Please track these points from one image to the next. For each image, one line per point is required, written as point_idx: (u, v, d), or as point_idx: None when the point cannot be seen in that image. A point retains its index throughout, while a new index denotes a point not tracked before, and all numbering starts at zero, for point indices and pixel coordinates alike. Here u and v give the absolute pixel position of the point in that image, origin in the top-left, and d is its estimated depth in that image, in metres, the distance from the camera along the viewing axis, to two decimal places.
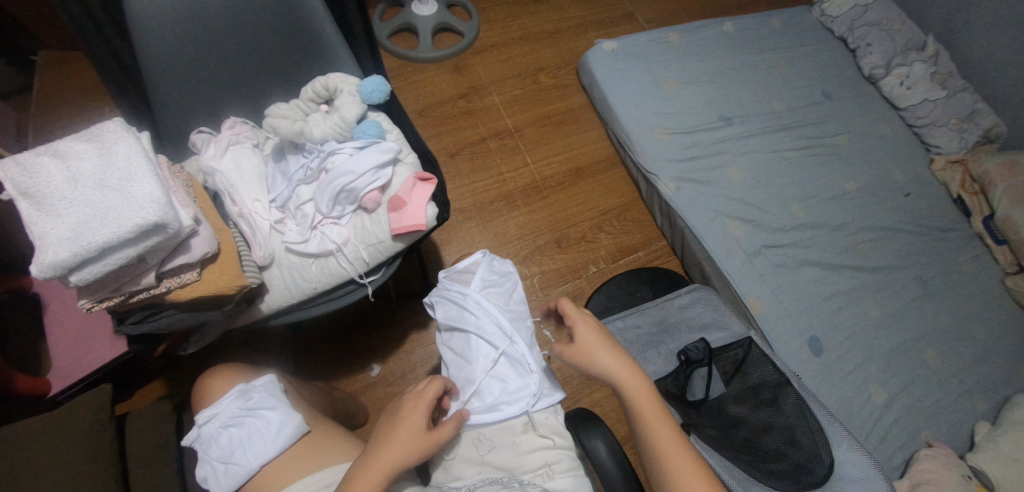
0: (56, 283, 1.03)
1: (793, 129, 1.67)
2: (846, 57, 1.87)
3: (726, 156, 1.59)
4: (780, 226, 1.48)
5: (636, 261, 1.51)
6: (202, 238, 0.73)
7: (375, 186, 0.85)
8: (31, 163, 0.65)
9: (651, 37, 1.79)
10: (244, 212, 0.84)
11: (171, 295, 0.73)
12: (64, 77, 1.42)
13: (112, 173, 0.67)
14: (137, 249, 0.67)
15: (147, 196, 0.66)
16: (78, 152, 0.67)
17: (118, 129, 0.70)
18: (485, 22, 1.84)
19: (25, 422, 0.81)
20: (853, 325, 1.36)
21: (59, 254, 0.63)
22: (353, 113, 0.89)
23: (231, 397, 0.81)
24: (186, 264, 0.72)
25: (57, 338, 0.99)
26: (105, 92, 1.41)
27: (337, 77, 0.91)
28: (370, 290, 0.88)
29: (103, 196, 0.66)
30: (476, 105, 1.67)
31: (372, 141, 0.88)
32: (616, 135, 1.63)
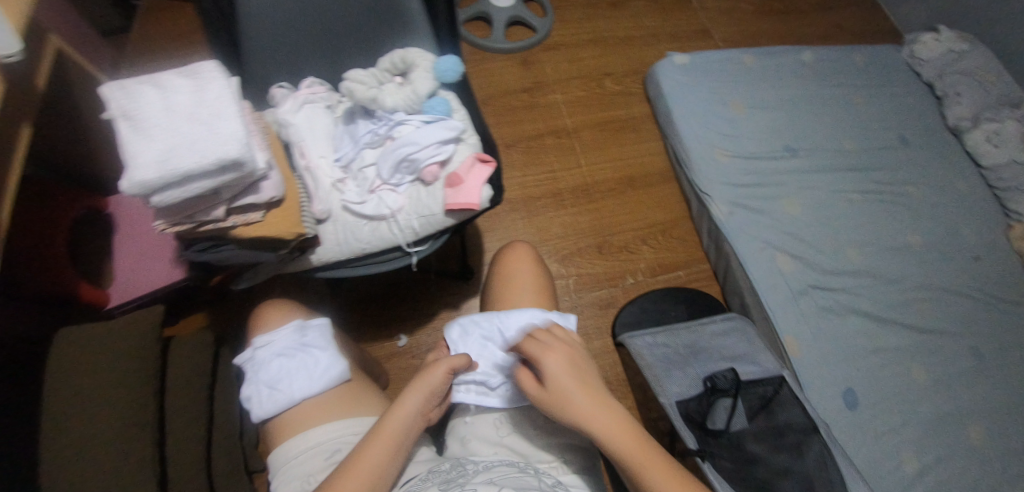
0: (128, 207, 1.09)
1: (860, 171, 1.62)
2: (930, 103, 1.78)
3: (786, 188, 1.55)
4: (832, 268, 1.44)
5: (675, 279, 1.49)
6: (271, 183, 0.77)
7: (436, 160, 0.88)
8: (134, 90, 0.70)
9: (726, 57, 1.76)
10: (310, 166, 0.88)
11: (235, 231, 0.77)
12: (159, 22, 1.52)
13: (203, 107, 0.71)
14: (214, 182, 0.70)
15: (232, 134, 0.70)
16: (176, 86, 0.72)
17: (213, 70, 0.74)
18: (559, 20, 1.86)
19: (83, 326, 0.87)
20: (895, 384, 1.31)
21: (146, 174, 0.66)
22: (426, 88, 0.91)
23: (287, 333, 0.85)
24: (253, 204, 0.76)
25: (124, 255, 1.05)
26: (192, 38, 1.50)
27: (415, 52, 0.93)
28: (414, 260, 0.90)
29: (192, 127, 0.70)
30: (539, 101, 1.68)
31: (439, 117, 0.91)
32: (675, 150, 1.62)
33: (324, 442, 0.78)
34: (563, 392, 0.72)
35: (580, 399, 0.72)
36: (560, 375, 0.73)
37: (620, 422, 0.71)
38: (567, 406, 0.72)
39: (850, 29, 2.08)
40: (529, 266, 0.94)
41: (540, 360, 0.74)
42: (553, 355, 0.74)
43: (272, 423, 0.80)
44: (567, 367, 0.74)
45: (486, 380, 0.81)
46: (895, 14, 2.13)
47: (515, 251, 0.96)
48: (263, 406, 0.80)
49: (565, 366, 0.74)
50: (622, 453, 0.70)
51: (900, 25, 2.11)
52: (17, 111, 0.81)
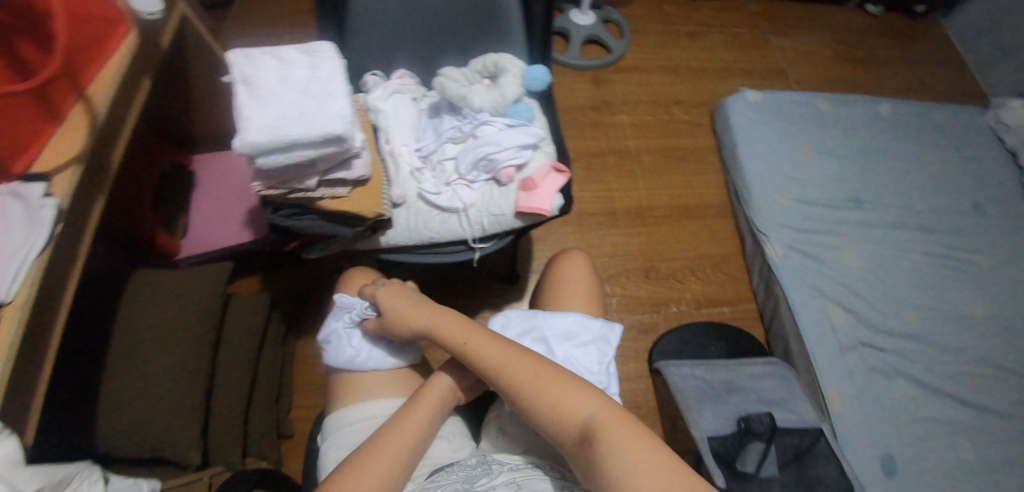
0: (208, 167, 1.16)
1: (928, 232, 1.56)
2: (1011, 173, 1.70)
3: (846, 238, 1.51)
4: (886, 327, 1.39)
5: (720, 315, 1.47)
6: (362, 161, 0.80)
7: (514, 163, 0.90)
8: (256, 57, 0.74)
9: (799, 99, 1.73)
10: (393, 152, 0.91)
11: (323, 202, 0.81)
12: (255, 4, 1.61)
13: (317, 82, 0.74)
14: (316, 153, 0.73)
15: (340, 109, 0.73)
16: (294, 59, 0.76)
17: (329, 49, 0.77)
18: (635, 44, 1.86)
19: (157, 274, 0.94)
20: (940, 457, 1.25)
21: (258, 136, 0.69)
22: (513, 92, 0.93)
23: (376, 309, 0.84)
24: (343, 179, 0.79)
25: (200, 211, 1.12)
26: (283, 23, 1.58)
27: (507, 58, 0.96)
28: (476, 256, 0.92)
29: (304, 99, 0.73)
30: (605, 120, 1.69)
31: (522, 122, 0.93)
32: (735, 185, 1.60)
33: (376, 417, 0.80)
34: (496, 368, 0.68)
35: (513, 369, 0.67)
36: (491, 352, 0.70)
37: (564, 388, 0.64)
38: (504, 380, 0.67)
39: (933, 87, 2.01)
40: (585, 275, 0.94)
41: (461, 347, 0.72)
42: (469, 337, 0.72)
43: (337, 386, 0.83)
44: (482, 342, 0.71)
45: None
46: (982, 78, 2.05)
47: (572, 258, 0.97)
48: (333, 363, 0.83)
49: (487, 342, 0.71)
50: (582, 425, 0.61)
51: (986, 88, 2.03)
52: (143, 63, 0.87)
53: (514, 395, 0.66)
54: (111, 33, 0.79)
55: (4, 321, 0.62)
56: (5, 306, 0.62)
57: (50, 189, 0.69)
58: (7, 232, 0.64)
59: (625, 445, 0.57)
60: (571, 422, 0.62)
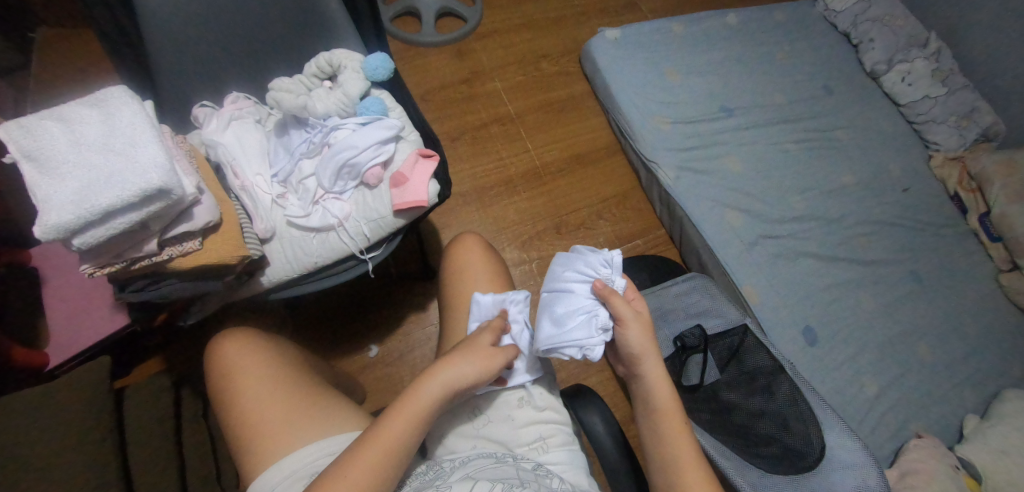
0: (54, 258, 1.04)
1: (793, 121, 1.68)
2: (848, 51, 1.86)
3: (726, 146, 1.60)
4: (779, 217, 1.49)
5: (634, 249, 1.52)
6: (204, 207, 0.73)
7: (377, 162, 0.86)
8: (34, 126, 0.65)
9: (654, 26, 1.79)
10: (246, 186, 0.84)
11: (173, 263, 0.74)
12: (65, 56, 1.43)
13: (116, 138, 0.67)
14: (140, 214, 0.66)
15: (152, 161, 0.66)
16: (83, 117, 0.67)
17: (122, 96, 0.70)
18: (488, 8, 1.84)
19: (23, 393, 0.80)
20: (849, 318, 1.37)
21: (62, 216, 0.63)
22: (356, 89, 0.88)
23: (604, 268, 0.80)
24: (188, 232, 0.72)
25: (57, 311, 1.00)
26: (104, 71, 1.43)
27: (341, 53, 0.90)
28: (370, 266, 0.88)
29: (108, 159, 0.65)
30: (478, 90, 1.67)
31: (375, 118, 0.88)
32: (617, 123, 1.64)
33: (299, 468, 0.72)
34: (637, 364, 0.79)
35: (649, 374, 0.78)
36: (648, 361, 0.78)
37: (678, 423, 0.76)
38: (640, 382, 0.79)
39: None
40: (483, 255, 0.93)
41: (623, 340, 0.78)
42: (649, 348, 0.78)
43: (245, 452, 0.75)
44: (652, 360, 0.78)
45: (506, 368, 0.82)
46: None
47: (466, 242, 0.94)
48: (545, 345, 0.77)
49: (655, 359, 0.78)
50: (665, 445, 0.75)
51: None
52: None
53: (635, 357, 0.79)
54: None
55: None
56: None
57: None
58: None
59: (696, 479, 0.72)
60: (659, 439, 0.76)
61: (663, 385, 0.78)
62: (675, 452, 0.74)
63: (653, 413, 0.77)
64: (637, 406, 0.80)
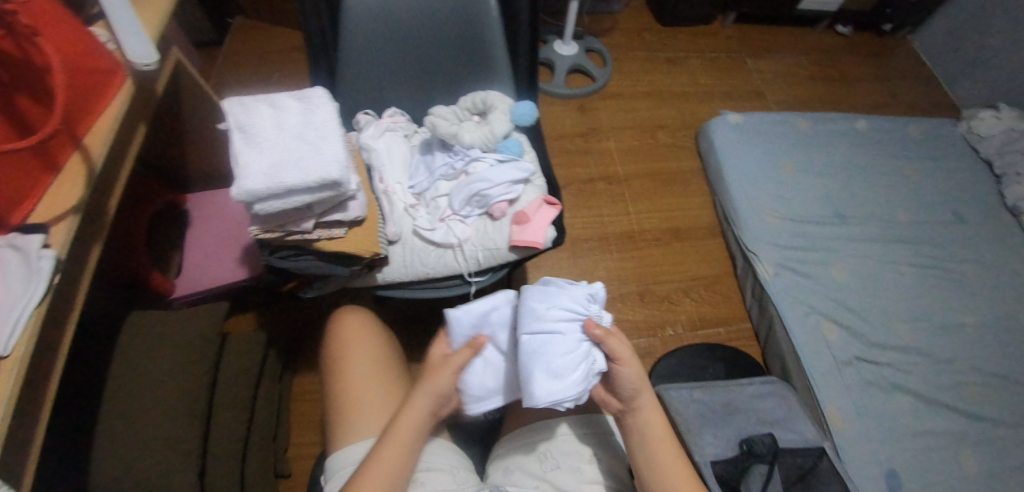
0: (202, 206, 1.17)
1: (914, 244, 1.58)
2: (988, 181, 1.74)
3: (834, 255, 1.54)
4: (879, 341, 1.41)
5: (715, 336, 1.47)
6: (358, 203, 0.81)
7: (507, 198, 0.91)
8: (251, 106, 0.75)
9: (778, 118, 1.78)
10: (387, 190, 0.91)
11: (319, 244, 0.81)
12: (248, 44, 1.69)
13: (311, 128, 0.75)
14: (313, 198, 0.74)
15: (335, 155, 0.74)
16: (289, 106, 0.77)
17: (323, 97, 0.79)
18: (618, 72, 1.92)
19: (155, 322, 0.92)
20: (942, 470, 1.25)
21: (254, 184, 0.70)
22: (502, 128, 0.95)
23: (592, 303, 0.81)
24: (338, 221, 0.80)
25: (194, 252, 1.12)
26: (274, 61, 1.66)
27: (495, 95, 0.97)
28: (473, 289, 0.93)
29: (298, 145, 0.74)
30: (592, 146, 1.72)
31: (513, 158, 0.94)
32: (723, 207, 1.63)
33: None
34: (631, 398, 0.81)
35: (645, 408, 0.81)
36: (642, 395, 0.80)
37: (672, 454, 0.79)
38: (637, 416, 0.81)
39: (906, 100, 2.07)
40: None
41: (619, 370, 0.79)
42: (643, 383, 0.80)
43: (342, 426, 0.84)
44: (646, 393, 0.80)
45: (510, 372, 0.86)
46: (952, 89, 2.11)
47: None
48: (544, 398, 0.73)
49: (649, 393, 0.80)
50: (662, 480, 0.77)
51: (956, 99, 2.09)
52: (138, 113, 0.87)
53: (630, 393, 0.80)
54: (104, 84, 0.78)
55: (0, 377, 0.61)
56: (3, 360, 0.62)
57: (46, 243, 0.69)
58: (5, 286, 0.64)
59: None
60: (655, 474, 0.78)
61: (666, 453, 0.79)
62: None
63: (654, 482, 0.78)
64: (630, 441, 0.82)
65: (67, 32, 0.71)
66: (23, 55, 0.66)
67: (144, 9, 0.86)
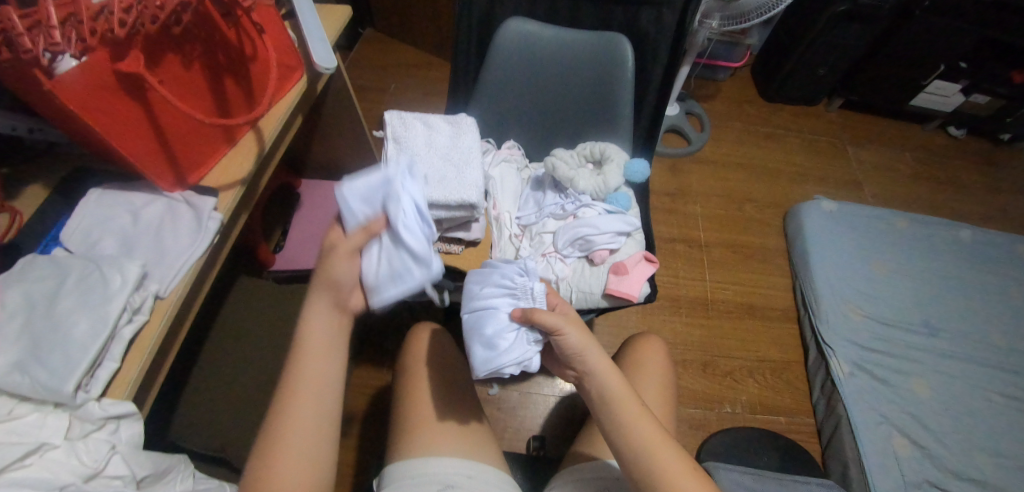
0: (313, 195, 1.29)
1: (1009, 370, 1.47)
2: None
3: (919, 365, 1.45)
4: (955, 468, 1.31)
5: (774, 423, 1.41)
6: (480, 225, 0.90)
7: (608, 247, 0.94)
8: (409, 122, 0.87)
9: (875, 212, 1.72)
10: (498, 217, 0.97)
11: (437, 254, 0.91)
12: (371, 55, 1.85)
13: (457, 153, 0.85)
14: (449, 215, 0.82)
15: (475, 181, 0.82)
16: (442, 129, 0.88)
17: (470, 126, 0.89)
18: (715, 138, 1.93)
19: (264, 292, 1.08)
20: None
21: None
22: (616, 181, 0.97)
23: (519, 275, 0.79)
24: (460, 237, 0.90)
25: (298, 234, 1.24)
26: (390, 74, 1.81)
27: (613, 147, 0.98)
28: None
29: (445, 165, 0.83)
30: (678, 207, 1.72)
31: (620, 210, 0.97)
32: (804, 292, 1.58)
33: (437, 473, 0.81)
34: (582, 360, 0.77)
35: (598, 370, 0.76)
36: (592, 357, 0.76)
37: (638, 409, 0.75)
38: (594, 383, 0.76)
39: (1018, 214, 1.94)
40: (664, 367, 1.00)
41: (564, 334, 0.75)
42: (587, 342, 0.76)
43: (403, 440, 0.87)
44: (596, 351, 0.77)
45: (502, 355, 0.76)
46: None
47: (648, 346, 1.03)
48: (481, 369, 0.74)
49: (596, 350, 0.76)
50: (633, 446, 0.73)
51: None
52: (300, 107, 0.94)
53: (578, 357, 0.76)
54: (287, 77, 0.87)
55: (156, 313, 0.69)
56: (161, 300, 0.70)
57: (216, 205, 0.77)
58: (173, 236, 0.72)
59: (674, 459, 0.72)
60: (627, 440, 0.73)
61: (648, 431, 0.73)
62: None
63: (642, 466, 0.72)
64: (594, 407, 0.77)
65: (277, 33, 0.82)
66: (238, 42, 0.76)
67: (326, 20, 0.97)
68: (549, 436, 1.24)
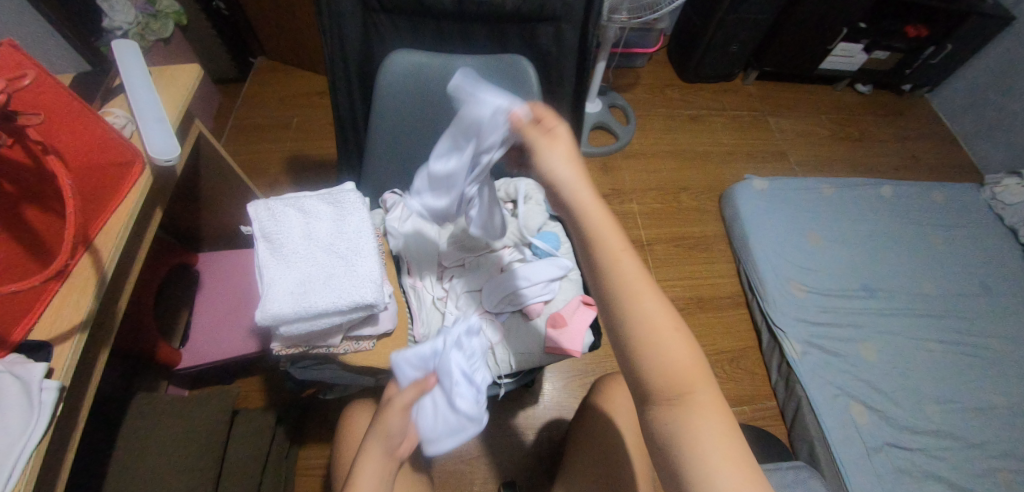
0: (211, 268, 1.13)
1: (942, 319, 1.53)
2: (1015, 249, 1.69)
3: (862, 331, 1.48)
4: (910, 425, 1.34)
5: (739, 415, 1.41)
6: (388, 315, 0.82)
7: (542, 298, 0.90)
8: (278, 211, 0.78)
9: (803, 186, 1.75)
10: (416, 285, 0.92)
11: (344, 357, 0.81)
12: (267, 83, 1.75)
13: (342, 242, 0.77)
14: (343, 319, 0.74)
15: (368, 275, 0.75)
16: (319, 211, 0.79)
17: (356, 201, 0.80)
18: (641, 130, 1.92)
19: (164, 400, 0.96)
20: None
21: (283, 308, 0.72)
22: (536, 223, 0.96)
23: (471, 337, 0.73)
24: (368, 334, 0.81)
25: (201, 320, 1.08)
26: (294, 103, 1.71)
27: (530, 185, 0.98)
28: (502, 392, 0.90)
29: (330, 260, 0.76)
30: (614, 209, 1.70)
31: (550, 253, 0.94)
32: (747, 276, 1.59)
33: None
34: (607, 262, 0.67)
35: (628, 285, 0.67)
36: (619, 259, 0.67)
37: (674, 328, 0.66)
38: (621, 290, 0.67)
39: (928, 163, 2.03)
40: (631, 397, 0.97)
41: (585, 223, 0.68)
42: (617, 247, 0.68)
43: None
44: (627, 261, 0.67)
45: (462, 405, 0.71)
46: (972, 150, 2.08)
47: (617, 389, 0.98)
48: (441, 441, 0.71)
49: (629, 260, 0.67)
50: (667, 376, 0.65)
51: (980, 164, 2.05)
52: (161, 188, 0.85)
53: (609, 264, 0.67)
54: (124, 177, 0.78)
55: None
56: None
57: (48, 369, 0.68)
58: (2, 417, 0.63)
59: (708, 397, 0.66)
60: (662, 370, 0.66)
61: (681, 349, 0.66)
62: (645, 359, 0.66)
63: (631, 306, 0.66)
64: (613, 317, 0.67)
65: (84, 135, 0.72)
66: (30, 164, 0.67)
67: (168, 94, 0.88)
68: (519, 478, 1.20)
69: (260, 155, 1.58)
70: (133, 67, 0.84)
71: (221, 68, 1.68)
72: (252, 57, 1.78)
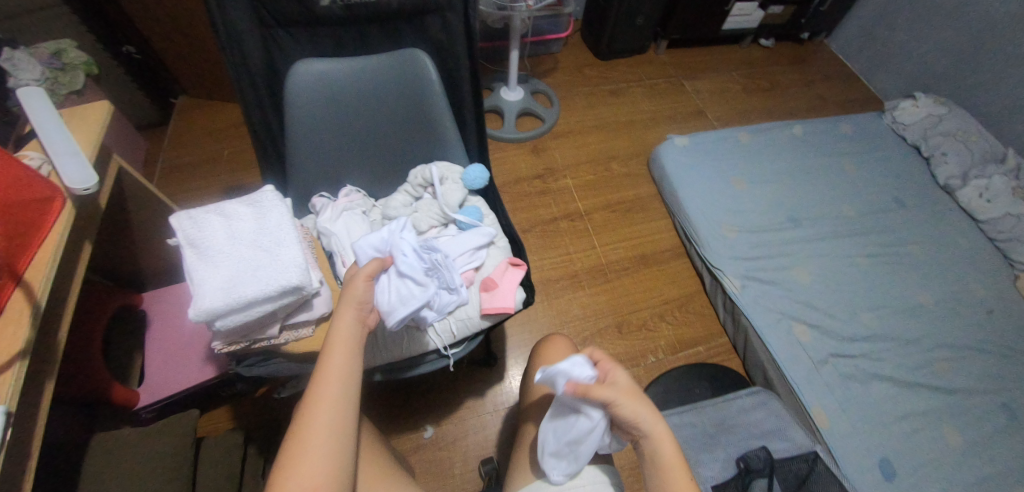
0: (157, 306, 1.14)
1: (864, 235, 1.66)
2: (919, 164, 1.85)
3: (794, 257, 1.60)
4: (849, 335, 1.46)
5: (695, 355, 1.49)
6: (322, 299, 0.84)
7: (472, 266, 0.94)
8: (199, 218, 0.78)
9: (721, 136, 1.86)
10: None
11: (288, 346, 0.84)
12: (189, 122, 1.71)
13: (265, 236, 0.79)
14: (275, 305, 0.77)
15: (293, 262, 0.77)
16: (239, 213, 0.80)
17: (273, 198, 0.82)
18: (565, 109, 1.98)
19: (123, 437, 0.94)
20: (929, 449, 1.30)
21: (214, 302, 0.74)
22: (456, 198, 0.99)
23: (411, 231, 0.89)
24: (305, 320, 0.83)
25: (153, 355, 1.08)
26: (222, 138, 1.68)
27: (444, 166, 1.01)
28: (450, 362, 0.94)
29: (255, 254, 0.77)
30: (550, 186, 1.76)
31: (473, 224, 0.98)
32: (682, 227, 1.68)
33: None
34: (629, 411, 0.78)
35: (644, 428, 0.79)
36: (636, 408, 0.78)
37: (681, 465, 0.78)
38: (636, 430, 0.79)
39: (833, 99, 2.19)
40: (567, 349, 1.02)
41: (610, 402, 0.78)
42: (634, 402, 0.78)
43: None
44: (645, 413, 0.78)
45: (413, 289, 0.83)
46: (871, 83, 2.25)
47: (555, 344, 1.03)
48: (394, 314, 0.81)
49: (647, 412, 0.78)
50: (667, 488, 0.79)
51: (879, 93, 2.23)
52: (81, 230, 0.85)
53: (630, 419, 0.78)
54: (45, 211, 0.77)
55: None
56: None
57: None
58: None
59: None
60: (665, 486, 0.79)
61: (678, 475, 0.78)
62: None
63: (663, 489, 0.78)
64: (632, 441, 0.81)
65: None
66: None
67: (79, 132, 0.86)
68: (497, 454, 1.23)
69: (191, 194, 1.55)
70: (43, 113, 0.84)
71: (138, 113, 1.63)
72: (171, 97, 1.74)
